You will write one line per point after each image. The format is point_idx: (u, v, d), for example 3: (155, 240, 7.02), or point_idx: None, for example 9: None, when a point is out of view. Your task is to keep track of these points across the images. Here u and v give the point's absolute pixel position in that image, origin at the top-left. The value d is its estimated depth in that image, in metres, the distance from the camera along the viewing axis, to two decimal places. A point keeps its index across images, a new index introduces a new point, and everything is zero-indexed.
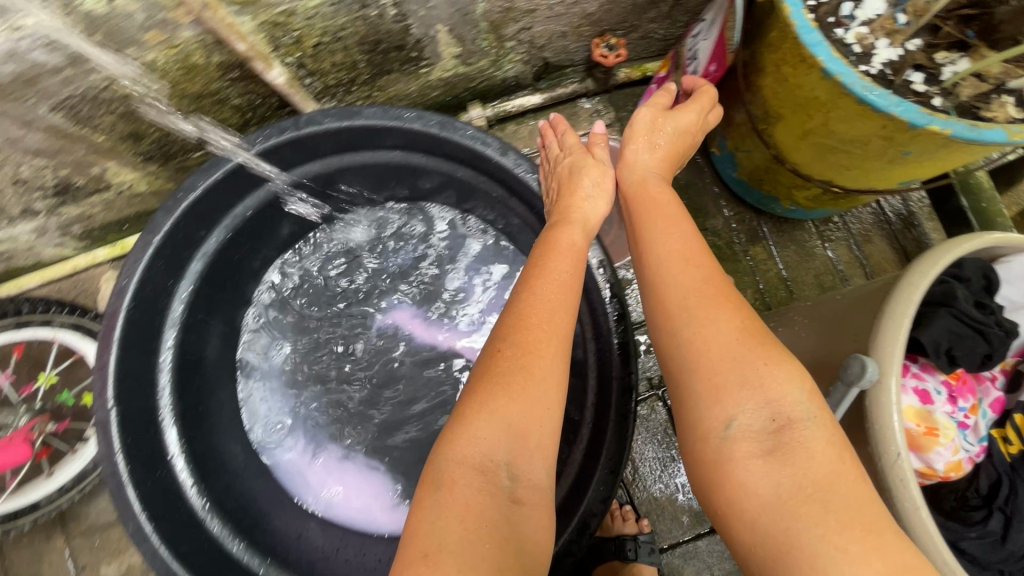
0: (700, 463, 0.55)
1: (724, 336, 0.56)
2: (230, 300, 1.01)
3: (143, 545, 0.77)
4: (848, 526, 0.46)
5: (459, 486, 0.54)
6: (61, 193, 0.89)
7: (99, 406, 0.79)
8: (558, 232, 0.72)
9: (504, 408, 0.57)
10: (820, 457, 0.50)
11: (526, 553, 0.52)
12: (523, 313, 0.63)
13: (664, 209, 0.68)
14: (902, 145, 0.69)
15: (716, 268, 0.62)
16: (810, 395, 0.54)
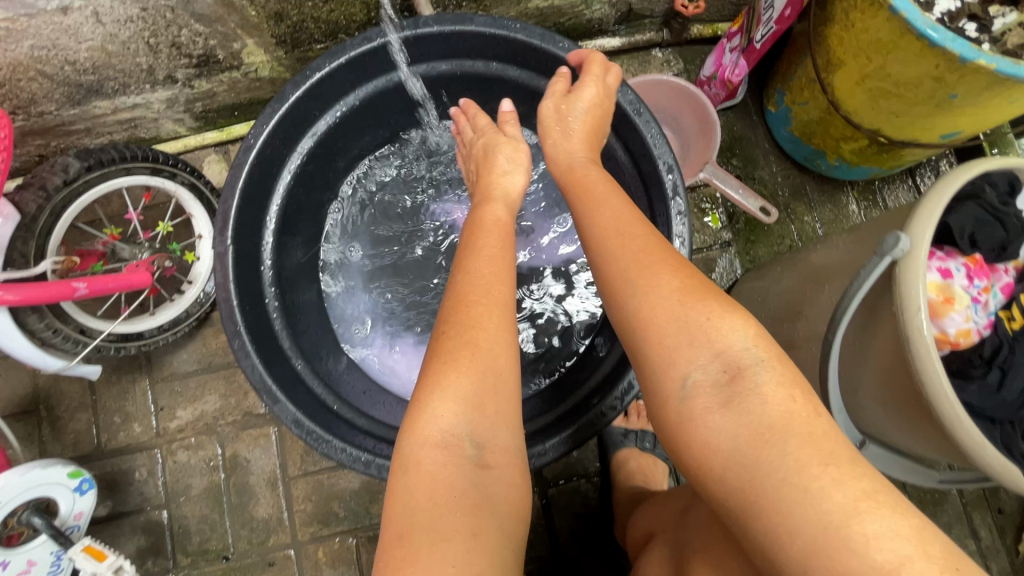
0: (668, 422, 0.58)
1: (668, 292, 0.61)
2: (324, 185, 1.13)
3: (244, 361, 0.89)
4: (809, 463, 0.49)
5: (426, 464, 0.63)
6: (200, 65, 1.02)
7: (218, 242, 0.91)
8: (485, 212, 0.85)
9: (458, 385, 0.65)
10: (773, 402, 0.53)
11: (495, 511, 0.63)
12: (462, 298, 0.72)
13: (591, 190, 0.76)
14: (950, 87, 0.80)
15: (650, 236, 0.67)
16: (755, 337, 0.57)
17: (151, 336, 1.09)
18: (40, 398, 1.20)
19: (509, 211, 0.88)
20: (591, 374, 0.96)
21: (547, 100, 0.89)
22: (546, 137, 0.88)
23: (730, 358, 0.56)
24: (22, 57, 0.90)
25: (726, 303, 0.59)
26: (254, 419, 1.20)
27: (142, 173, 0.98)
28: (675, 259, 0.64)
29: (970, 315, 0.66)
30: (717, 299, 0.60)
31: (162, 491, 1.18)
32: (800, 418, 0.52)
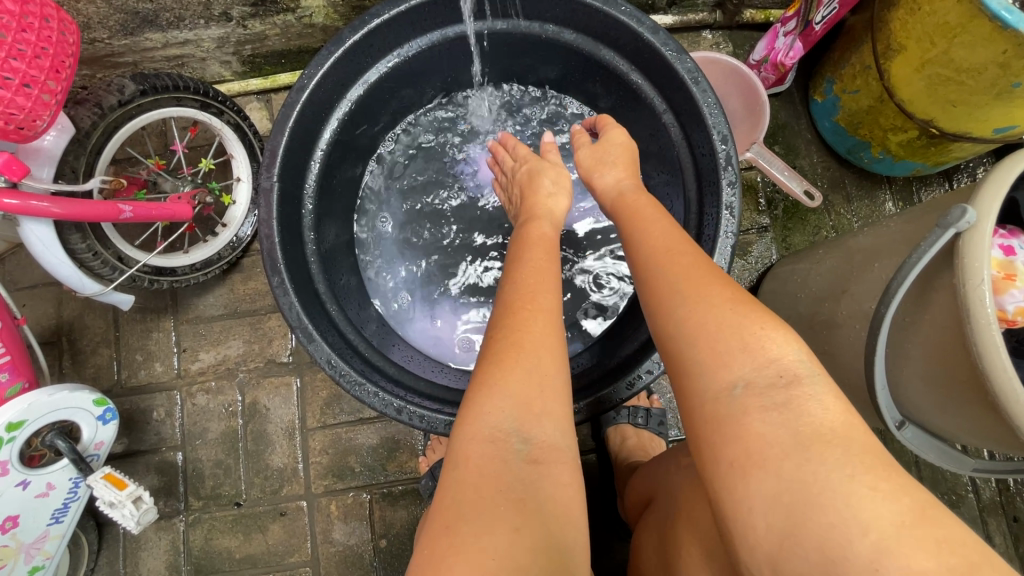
0: (707, 421, 0.52)
1: (716, 300, 0.57)
2: (366, 137, 1.13)
3: (282, 298, 0.88)
4: (873, 467, 0.44)
5: (474, 458, 0.57)
6: (259, 3, 1.02)
7: (265, 178, 0.90)
8: (531, 230, 0.83)
9: (507, 379, 0.60)
10: (831, 409, 0.48)
11: (546, 509, 0.54)
12: (513, 304, 0.68)
13: (639, 214, 0.75)
14: (1014, 74, 0.80)
15: (693, 255, 0.64)
16: (807, 353, 0.53)
17: (184, 273, 1.09)
18: (63, 330, 1.20)
19: (553, 228, 0.86)
20: (627, 342, 0.95)
21: (581, 154, 0.94)
22: (592, 176, 0.90)
23: (782, 366, 0.51)
24: None
25: (771, 315, 0.55)
26: (276, 368, 1.19)
27: (191, 105, 0.98)
28: (722, 278, 0.61)
29: None
30: (764, 312, 0.55)
31: (178, 432, 1.18)
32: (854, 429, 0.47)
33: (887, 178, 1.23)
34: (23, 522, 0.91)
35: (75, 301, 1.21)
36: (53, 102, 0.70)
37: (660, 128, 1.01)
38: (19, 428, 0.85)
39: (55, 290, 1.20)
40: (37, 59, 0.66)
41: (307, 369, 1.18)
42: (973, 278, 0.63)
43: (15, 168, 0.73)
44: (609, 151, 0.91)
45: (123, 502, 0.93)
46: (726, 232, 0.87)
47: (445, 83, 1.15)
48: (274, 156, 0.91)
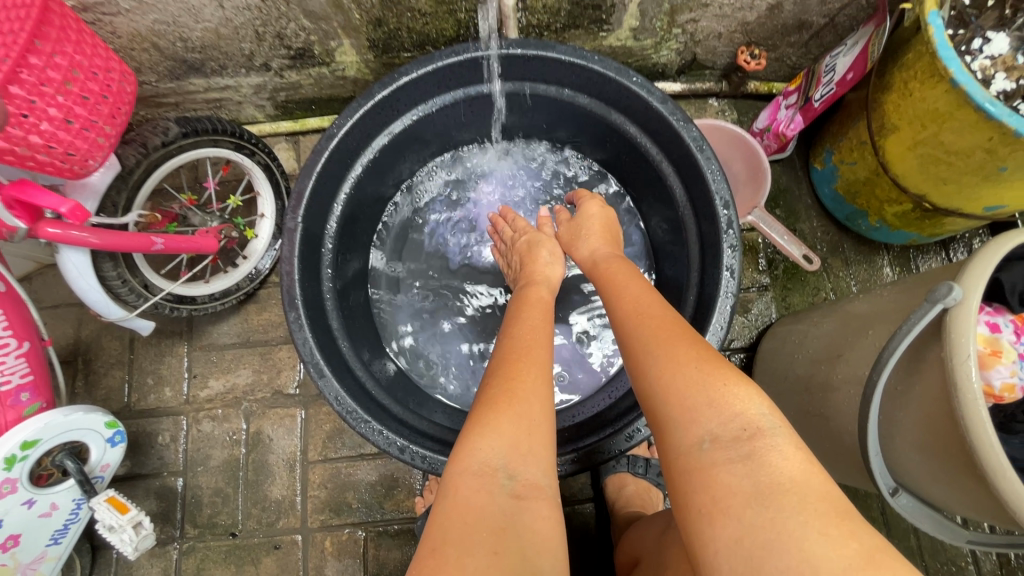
0: (678, 475, 0.54)
1: (685, 357, 0.60)
2: (388, 180, 1.19)
3: (297, 334, 0.92)
4: (826, 514, 0.47)
5: (461, 490, 0.58)
6: (297, 57, 1.11)
7: (291, 219, 0.96)
8: (531, 293, 0.88)
9: (496, 422, 0.63)
10: (794, 459, 0.50)
11: (525, 542, 0.55)
12: (507, 357, 0.72)
13: (616, 278, 0.80)
14: (1000, 160, 0.85)
15: (667, 317, 0.68)
16: (772, 408, 0.55)
17: (202, 302, 1.13)
18: (79, 351, 1.23)
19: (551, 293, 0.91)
20: (627, 394, 0.98)
21: (561, 229, 1.00)
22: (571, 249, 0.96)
23: (744, 417, 0.54)
24: (143, 29, 0.99)
25: (736, 368, 0.59)
26: (283, 399, 1.21)
27: (225, 146, 1.04)
28: (698, 337, 0.65)
29: (1017, 370, 0.68)
30: (732, 369, 0.59)
31: (181, 457, 1.19)
32: (814, 476, 0.50)
33: (885, 245, 1.27)
34: (24, 541, 0.92)
35: (94, 322, 1.25)
36: (105, 144, 0.76)
37: (666, 189, 1.07)
38: (32, 447, 0.87)
39: (77, 311, 1.25)
40: (99, 106, 0.73)
41: (313, 402, 1.21)
42: (960, 352, 0.66)
43: (76, 211, 0.78)
44: (581, 221, 0.97)
45: (123, 526, 0.94)
46: (726, 288, 0.90)
47: (459, 138, 1.22)
48: (300, 198, 0.96)
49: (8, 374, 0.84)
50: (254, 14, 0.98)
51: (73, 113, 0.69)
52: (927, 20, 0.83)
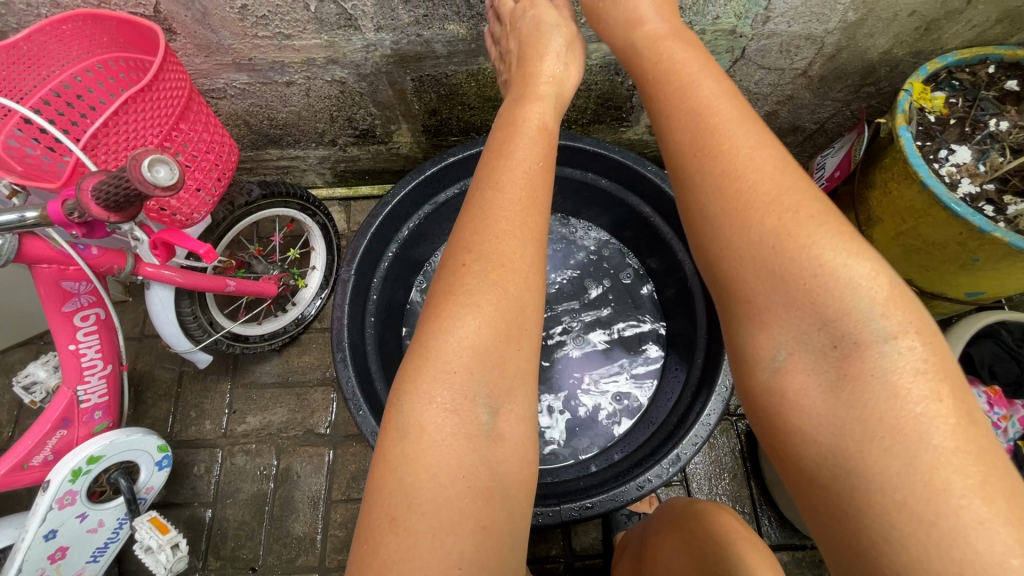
0: (756, 403, 0.54)
1: (762, 224, 0.52)
2: (428, 245, 1.34)
3: (343, 372, 1.02)
4: (943, 487, 0.42)
5: (428, 433, 0.57)
6: (361, 137, 1.30)
7: (346, 271, 1.09)
8: (529, 109, 0.75)
9: (474, 332, 0.59)
10: (902, 397, 0.45)
11: (509, 493, 0.57)
12: (490, 219, 0.64)
13: (674, 68, 0.65)
14: (972, 252, 0.97)
15: (746, 145, 0.56)
16: (885, 307, 0.49)
17: (254, 342, 1.25)
18: (131, 382, 1.34)
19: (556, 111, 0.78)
20: (639, 450, 1.04)
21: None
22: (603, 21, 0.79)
23: (841, 332, 0.49)
24: (240, 109, 1.19)
25: (841, 235, 0.50)
26: (313, 437, 1.29)
27: (294, 207, 1.19)
28: (796, 180, 0.55)
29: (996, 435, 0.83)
30: (828, 239, 0.50)
31: (212, 489, 1.26)
32: (939, 425, 0.44)
33: None
34: (69, 554, 0.98)
35: (149, 356, 1.36)
36: (209, 203, 0.91)
37: (677, 265, 1.17)
38: (95, 462, 0.95)
39: (135, 344, 1.37)
40: (210, 172, 0.89)
41: (341, 443, 1.29)
42: None
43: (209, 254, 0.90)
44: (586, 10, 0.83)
45: (162, 546, 1.00)
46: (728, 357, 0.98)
47: None
48: (354, 254, 1.10)
49: (87, 394, 0.95)
50: (331, 101, 1.17)
51: (192, 176, 0.86)
52: (898, 132, 0.99)
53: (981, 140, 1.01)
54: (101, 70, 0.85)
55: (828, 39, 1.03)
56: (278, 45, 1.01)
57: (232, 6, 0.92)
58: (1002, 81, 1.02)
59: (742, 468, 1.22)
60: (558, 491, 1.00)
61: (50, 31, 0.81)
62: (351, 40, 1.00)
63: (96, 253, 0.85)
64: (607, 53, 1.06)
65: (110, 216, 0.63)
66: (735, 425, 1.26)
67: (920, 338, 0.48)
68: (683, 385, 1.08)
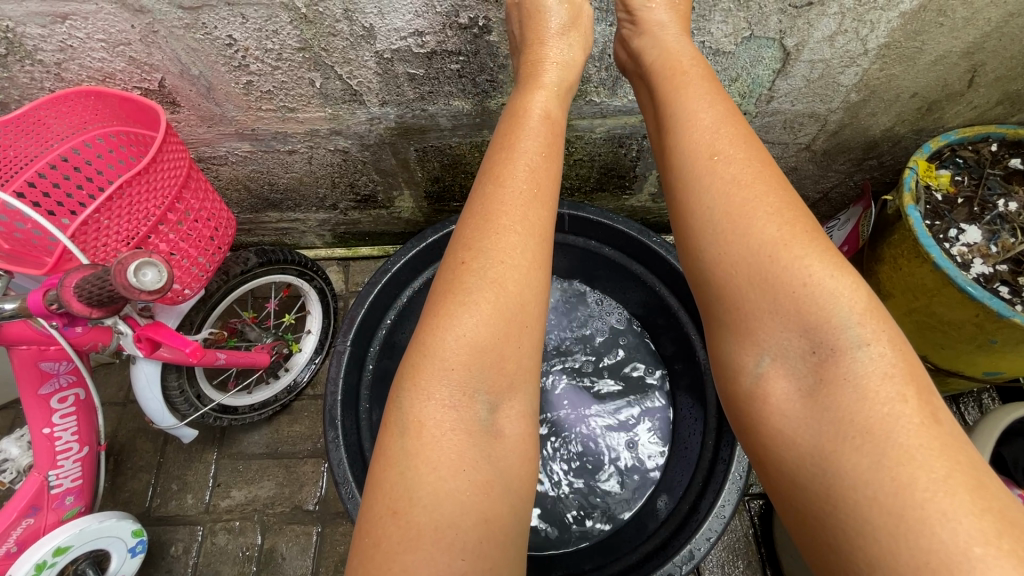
0: (741, 405, 0.57)
1: (763, 231, 0.56)
2: None
3: (334, 452, 0.96)
4: (910, 483, 0.43)
5: (428, 428, 0.54)
6: (363, 202, 1.29)
7: (342, 341, 1.04)
8: (533, 97, 0.73)
9: (474, 327, 0.57)
10: (873, 395, 0.49)
11: (510, 492, 0.54)
12: (489, 216, 0.63)
13: (686, 88, 0.68)
14: (989, 334, 0.94)
15: (750, 161, 0.60)
16: (862, 315, 0.52)
17: (243, 413, 1.20)
18: (111, 451, 1.27)
19: (560, 98, 0.75)
20: (650, 538, 0.98)
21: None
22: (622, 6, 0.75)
23: (820, 337, 0.53)
24: (241, 175, 1.18)
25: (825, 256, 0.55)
26: (301, 515, 1.22)
27: (290, 273, 1.16)
28: (790, 199, 0.59)
29: None
30: (816, 253, 0.55)
31: (189, 572, 1.17)
32: (905, 423, 0.46)
33: None
34: None
35: (132, 423, 1.30)
36: (202, 278, 0.87)
37: (685, 338, 1.12)
38: (62, 554, 0.88)
39: (118, 410, 1.31)
40: (207, 248, 0.87)
41: (331, 521, 1.21)
42: None
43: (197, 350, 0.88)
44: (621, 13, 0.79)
45: None
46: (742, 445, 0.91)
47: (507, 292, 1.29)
48: (350, 324, 1.06)
49: (60, 478, 0.89)
50: (334, 169, 1.17)
51: (185, 254, 0.83)
52: (906, 211, 0.98)
53: (991, 220, 1.00)
54: (101, 143, 0.83)
55: (830, 118, 1.04)
56: (282, 117, 1.00)
57: (237, 82, 0.92)
58: (1005, 159, 1.02)
59: (758, 557, 1.15)
60: None
61: (54, 105, 0.80)
62: (355, 113, 1.00)
63: (80, 332, 0.79)
64: (612, 128, 1.06)
65: (92, 311, 0.61)
66: (748, 507, 1.19)
67: (891, 345, 0.51)
68: (693, 470, 1.01)
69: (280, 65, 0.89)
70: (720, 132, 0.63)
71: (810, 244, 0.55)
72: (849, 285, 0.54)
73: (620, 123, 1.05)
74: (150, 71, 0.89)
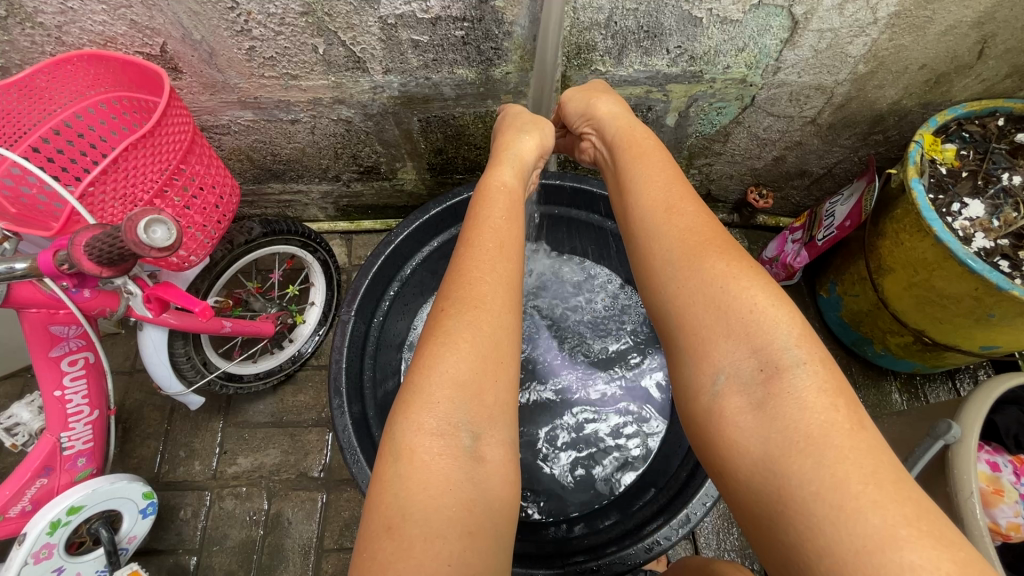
0: (698, 422, 0.56)
1: (714, 269, 0.58)
2: (429, 281, 1.29)
3: (338, 419, 0.97)
4: (845, 480, 0.44)
5: (418, 453, 0.53)
6: (366, 174, 1.29)
7: (346, 312, 1.05)
8: (494, 175, 0.78)
9: (452, 365, 0.58)
10: (812, 404, 0.48)
11: (491, 514, 0.53)
12: (463, 273, 0.65)
13: (643, 155, 0.75)
14: (987, 307, 0.95)
15: (699, 216, 0.64)
16: (800, 339, 0.53)
17: (248, 381, 1.22)
18: (120, 419, 1.29)
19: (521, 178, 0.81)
20: (645, 505, 1.00)
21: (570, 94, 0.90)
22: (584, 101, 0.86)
23: (767, 355, 0.52)
24: (244, 145, 1.17)
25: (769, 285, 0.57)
26: (306, 481, 1.24)
27: (294, 244, 1.17)
28: (733, 245, 0.61)
29: (1020, 510, 0.75)
30: (761, 286, 0.56)
31: (199, 535, 1.20)
32: (841, 429, 0.47)
33: (891, 370, 1.33)
34: None
35: (139, 392, 1.32)
36: (207, 245, 0.88)
37: None
38: (75, 513, 0.90)
39: (125, 378, 1.33)
40: (210, 215, 0.87)
41: (335, 487, 1.24)
42: (964, 489, 0.71)
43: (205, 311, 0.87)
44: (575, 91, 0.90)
45: None
46: None
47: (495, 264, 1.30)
48: (355, 293, 1.06)
49: (72, 440, 0.91)
50: (337, 139, 1.16)
51: (191, 219, 0.83)
52: (910, 184, 0.98)
53: (994, 194, 1.00)
54: (103, 109, 0.82)
55: (837, 90, 1.03)
56: (284, 85, 1.00)
57: (240, 48, 0.91)
58: (1011, 134, 1.02)
59: None
60: (559, 553, 0.95)
61: (52, 70, 0.79)
62: (359, 81, 0.99)
63: (88, 295, 0.80)
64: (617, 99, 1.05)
65: (102, 270, 0.62)
66: None
67: (827, 364, 0.51)
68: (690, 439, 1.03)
69: (282, 31, 0.88)
70: (672, 192, 0.68)
71: (756, 278, 0.57)
72: (785, 316, 0.54)
73: (625, 94, 1.04)
74: (151, 35, 0.88)
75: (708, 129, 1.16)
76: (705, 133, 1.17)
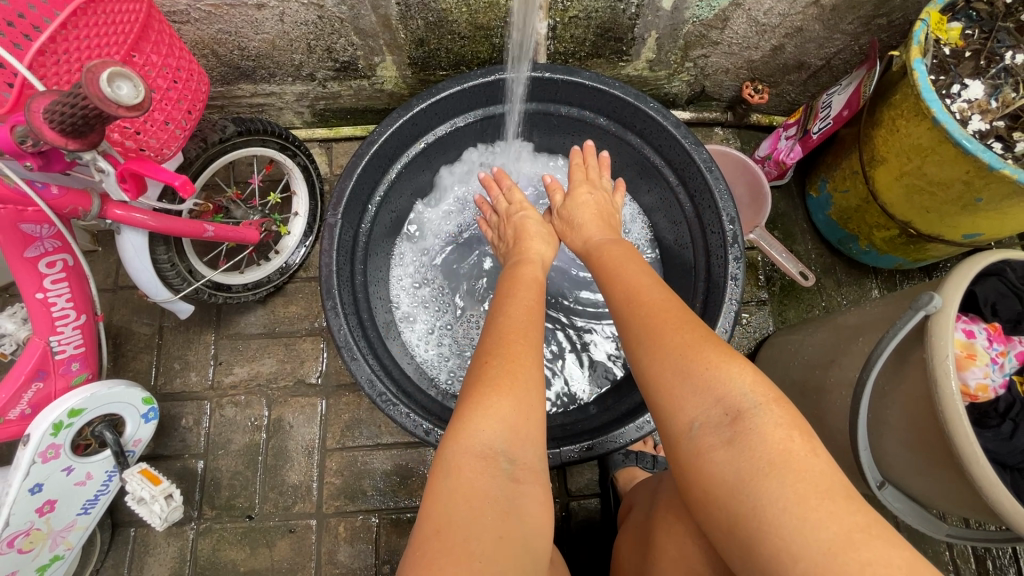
0: (680, 464, 0.58)
1: (675, 338, 0.62)
2: (416, 184, 1.26)
3: (334, 320, 0.96)
4: (804, 496, 0.48)
5: (464, 472, 0.56)
6: (342, 70, 1.21)
7: (332, 216, 1.01)
8: (524, 271, 0.87)
9: (496, 404, 0.60)
10: (773, 436, 0.52)
11: (525, 528, 0.56)
12: (502, 333, 0.69)
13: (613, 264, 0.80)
14: (976, 192, 0.96)
15: (659, 299, 0.68)
16: (753, 383, 0.56)
17: (237, 292, 1.20)
18: (108, 336, 1.28)
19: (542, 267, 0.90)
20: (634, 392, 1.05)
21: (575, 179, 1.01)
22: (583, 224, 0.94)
23: (729, 401, 0.55)
24: (207, 36, 1.08)
25: (720, 351, 0.59)
26: (305, 388, 1.27)
27: (272, 146, 1.11)
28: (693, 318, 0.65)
29: (989, 371, 0.80)
30: (712, 348, 0.60)
31: (203, 441, 1.24)
32: (797, 451, 0.51)
33: (874, 270, 1.36)
34: (58, 507, 0.95)
35: (125, 308, 1.30)
36: (180, 138, 0.83)
37: (673, 199, 1.14)
38: (77, 415, 0.91)
39: (110, 295, 1.30)
40: (178, 102, 0.81)
41: (334, 393, 1.27)
42: (940, 353, 0.74)
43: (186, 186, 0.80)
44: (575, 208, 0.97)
45: (156, 497, 0.98)
46: (731, 293, 0.96)
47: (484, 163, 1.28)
48: (340, 194, 1.02)
49: (61, 344, 0.90)
50: (309, 28, 1.07)
51: (157, 104, 0.77)
52: (912, 66, 0.94)
53: (996, 74, 0.98)
54: None
55: None
56: None
57: None
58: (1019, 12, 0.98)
59: None
60: (563, 436, 0.99)
61: None
62: None
63: (56, 193, 0.78)
64: None
65: (65, 141, 0.59)
66: None
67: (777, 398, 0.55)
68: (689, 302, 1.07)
69: None
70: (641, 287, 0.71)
71: (705, 346, 0.60)
72: (738, 370, 0.57)
73: None
74: None
75: (705, 14, 1.09)
76: (702, 18, 1.10)
